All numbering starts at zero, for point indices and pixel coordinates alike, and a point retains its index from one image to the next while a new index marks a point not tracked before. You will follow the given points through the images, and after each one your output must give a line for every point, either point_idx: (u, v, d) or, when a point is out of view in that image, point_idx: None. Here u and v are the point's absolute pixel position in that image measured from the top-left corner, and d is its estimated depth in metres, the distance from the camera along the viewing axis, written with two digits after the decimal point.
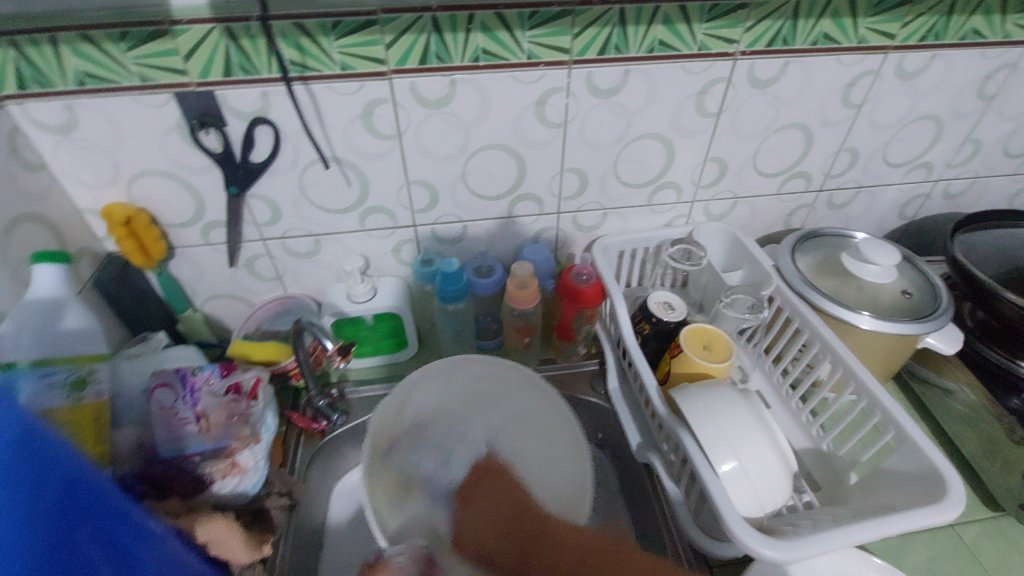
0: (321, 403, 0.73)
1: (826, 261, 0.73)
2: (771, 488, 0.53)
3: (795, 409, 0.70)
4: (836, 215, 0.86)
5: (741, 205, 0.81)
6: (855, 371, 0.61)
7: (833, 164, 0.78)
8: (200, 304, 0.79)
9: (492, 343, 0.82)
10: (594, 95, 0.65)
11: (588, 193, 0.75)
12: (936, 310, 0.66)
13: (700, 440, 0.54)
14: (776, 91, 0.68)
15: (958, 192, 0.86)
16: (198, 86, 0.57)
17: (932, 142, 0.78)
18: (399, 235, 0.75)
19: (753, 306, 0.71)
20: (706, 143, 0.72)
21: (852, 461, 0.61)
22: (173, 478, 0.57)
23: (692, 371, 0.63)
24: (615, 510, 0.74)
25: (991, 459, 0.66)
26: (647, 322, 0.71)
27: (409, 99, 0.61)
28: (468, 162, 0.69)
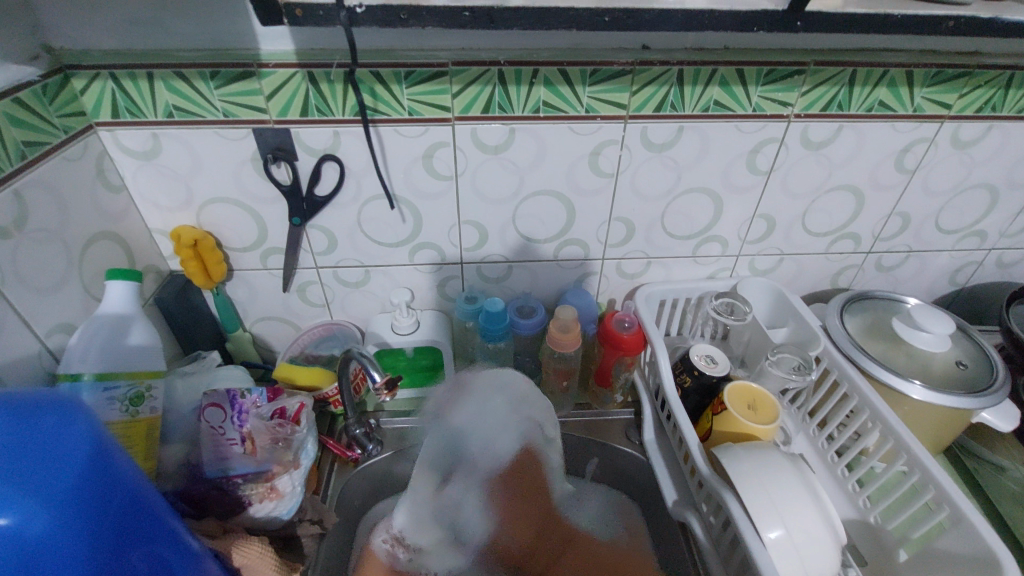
0: (357, 431, 0.73)
1: (875, 324, 0.72)
2: (821, 562, 0.51)
3: (842, 479, 0.66)
4: (885, 277, 0.85)
5: (787, 262, 0.81)
6: (908, 444, 0.59)
7: (883, 227, 0.78)
8: (250, 325, 0.81)
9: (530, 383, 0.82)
10: (647, 149, 0.66)
11: (634, 242, 0.76)
12: (991, 385, 0.63)
13: (745, 504, 0.52)
14: (829, 154, 0.69)
15: (1012, 261, 0.84)
16: (276, 123, 0.61)
17: (987, 211, 0.77)
18: (445, 271, 0.77)
19: (800, 367, 0.69)
20: (755, 199, 0.73)
21: (902, 536, 0.58)
22: (214, 499, 0.58)
23: (737, 430, 0.61)
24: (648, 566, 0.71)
25: None
26: (689, 375, 0.70)
27: (470, 144, 0.64)
28: (520, 206, 0.71)
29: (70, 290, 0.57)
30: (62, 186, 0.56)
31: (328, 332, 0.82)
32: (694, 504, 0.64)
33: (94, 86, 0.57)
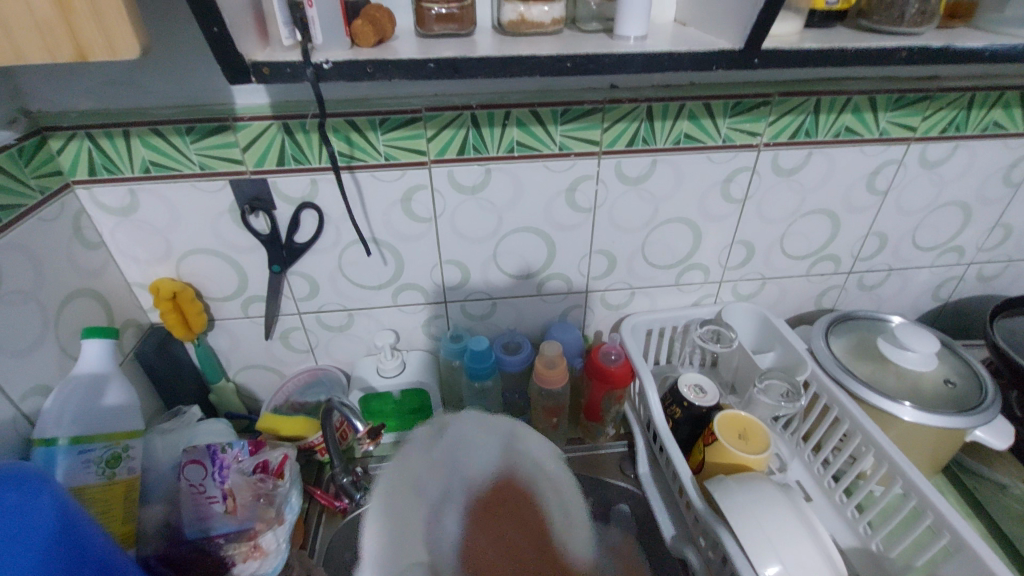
0: (344, 480, 0.70)
1: (860, 345, 0.72)
2: None
3: (841, 505, 0.65)
4: (869, 296, 0.85)
5: (770, 285, 0.81)
6: (902, 468, 0.58)
7: (861, 247, 0.78)
8: (233, 374, 0.80)
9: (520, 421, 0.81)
10: (622, 182, 0.67)
11: (617, 273, 0.76)
12: (981, 402, 0.63)
13: (742, 542, 0.50)
14: (801, 179, 0.70)
15: (993, 274, 0.85)
16: (253, 174, 0.61)
17: (962, 227, 0.78)
18: (429, 311, 0.77)
19: (789, 394, 0.69)
20: (733, 226, 0.73)
21: (905, 564, 0.57)
22: (195, 561, 0.56)
23: (728, 462, 0.60)
24: None
25: None
26: (678, 406, 0.69)
27: (446, 186, 0.65)
28: (500, 243, 0.71)
29: (45, 351, 0.56)
30: (39, 248, 0.56)
31: (314, 378, 0.80)
32: (693, 539, 0.62)
33: (71, 146, 0.58)
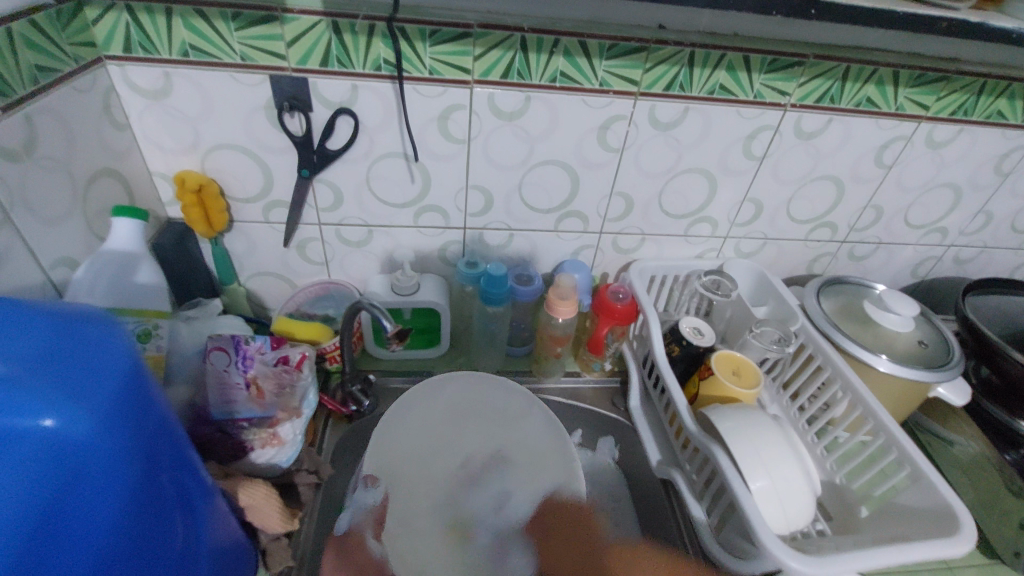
0: (354, 387, 0.73)
1: (847, 306, 0.78)
2: (797, 505, 0.54)
3: (812, 444, 0.72)
4: (855, 266, 0.91)
5: (770, 246, 0.86)
6: (874, 411, 0.64)
7: (857, 219, 0.84)
8: (244, 279, 0.81)
9: (522, 350, 0.84)
10: (653, 127, 0.69)
11: (632, 217, 0.79)
12: (948, 362, 0.70)
13: (733, 456, 0.55)
14: (817, 144, 0.74)
15: (967, 258, 0.92)
16: (294, 71, 0.61)
17: (950, 209, 0.84)
18: (448, 235, 0.79)
19: (780, 340, 0.74)
20: (747, 183, 0.77)
21: (865, 495, 0.63)
22: (218, 442, 0.58)
23: (719, 393, 0.65)
24: None
25: (987, 512, 0.69)
26: (677, 344, 0.73)
27: (485, 108, 0.66)
28: (527, 174, 0.73)
29: (74, 225, 0.55)
30: (73, 118, 0.54)
31: (325, 291, 0.82)
32: (678, 464, 0.68)
33: (109, 17, 0.56)
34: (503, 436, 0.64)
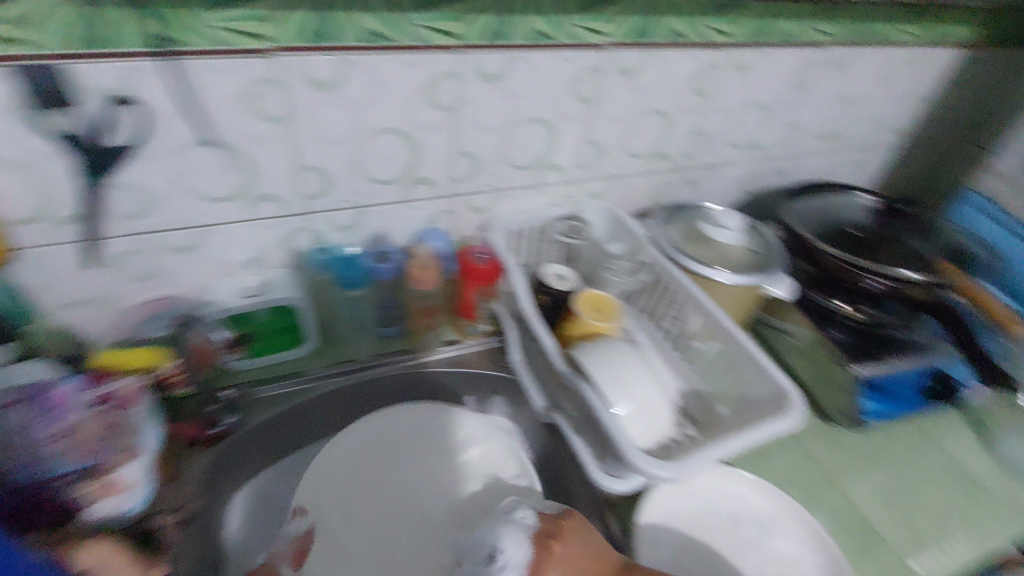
0: (212, 406, 0.67)
1: (689, 229, 0.83)
2: (659, 419, 0.59)
3: (672, 360, 0.78)
4: (694, 191, 0.98)
5: (617, 184, 0.90)
6: (719, 321, 0.71)
7: (688, 147, 0.90)
8: (47, 316, 0.68)
9: (397, 329, 0.81)
10: (481, 80, 0.67)
11: (480, 176, 0.78)
12: (774, 263, 0.78)
13: (598, 389, 0.58)
14: (640, 80, 0.77)
15: (783, 169, 1.03)
16: (39, 59, 0.50)
17: (762, 127, 0.93)
18: (289, 225, 0.71)
19: (633, 270, 0.84)
20: (584, 126, 0.79)
21: (722, 393, 0.71)
22: (37, 508, 0.50)
23: (584, 331, 0.68)
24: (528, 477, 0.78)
25: (823, 385, 0.78)
26: (543, 294, 0.75)
27: (295, 79, 0.59)
28: (360, 146, 0.68)
29: None
30: None
31: (157, 311, 0.71)
32: (560, 405, 0.70)
33: None
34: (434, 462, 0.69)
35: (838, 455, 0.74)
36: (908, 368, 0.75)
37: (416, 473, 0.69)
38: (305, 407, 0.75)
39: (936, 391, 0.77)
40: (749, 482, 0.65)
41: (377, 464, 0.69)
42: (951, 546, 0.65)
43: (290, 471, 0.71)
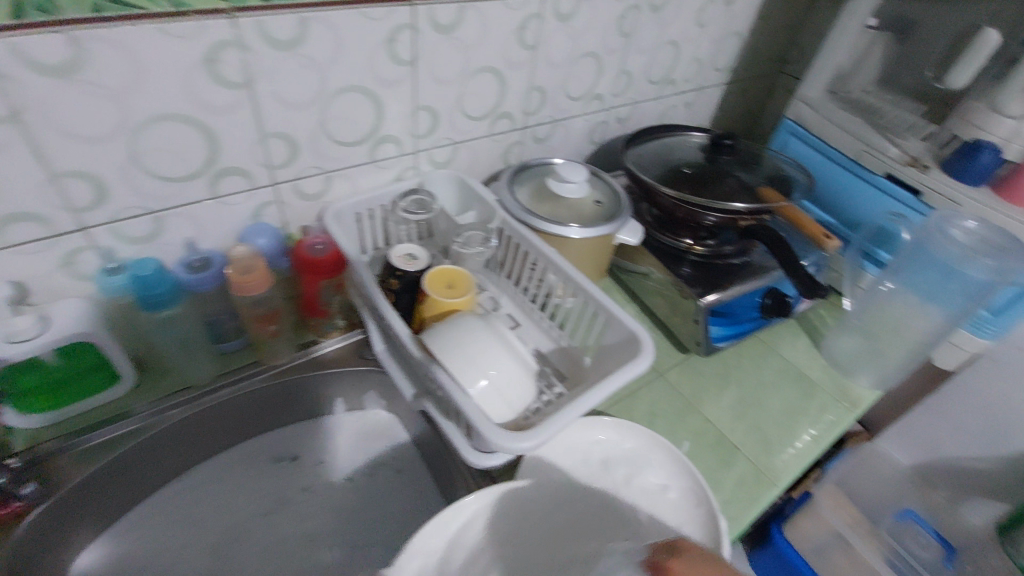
0: (3, 479, 0.56)
1: (538, 188, 0.82)
2: (518, 389, 0.57)
3: (540, 321, 0.78)
4: (543, 147, 0.97)
5: (461, 150, 0.85)
6: (571, 275, 0.70)
7: (527, 103, 0.87)
8: None
9: (237, 343, 0.73)
10: (273, 48, 0.58)
11: (302, 158, 0.69)
12: (620, 210, 0.80)
13: (451, 371, 0.55)
14: (461, 36, 0.72)
15: (625, 116, 1.05)
16: None
17: (597, 76, 0.93)
18: (67, 244, 0.59)
19: (484, 239, 0.77)
20: (410, 92, 0.73)
21: (584, 346, 0.72)
22: None
23: (440, 312, 0.64)
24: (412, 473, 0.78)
25: (677, 319, 0.82)
26: (393, 277, 0.70)
27: (13, 66, 0.47)
28: (136, 140, 0.56)
29: None
30: None
31: None
32: (429, 391, 0.67)
33: None
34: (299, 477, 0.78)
35: (697, 381, 0.79)
36: (746, 290, 0.80)
37: (334, 509, 0.76)
38: (140, 449, 0.66)
39: (768, 306, 0.82)
40: (607, 426, 0.67)
41: (240, 480, 0.76)
42: (793, 441, 0.73)
43: (149, 513, 0.71)
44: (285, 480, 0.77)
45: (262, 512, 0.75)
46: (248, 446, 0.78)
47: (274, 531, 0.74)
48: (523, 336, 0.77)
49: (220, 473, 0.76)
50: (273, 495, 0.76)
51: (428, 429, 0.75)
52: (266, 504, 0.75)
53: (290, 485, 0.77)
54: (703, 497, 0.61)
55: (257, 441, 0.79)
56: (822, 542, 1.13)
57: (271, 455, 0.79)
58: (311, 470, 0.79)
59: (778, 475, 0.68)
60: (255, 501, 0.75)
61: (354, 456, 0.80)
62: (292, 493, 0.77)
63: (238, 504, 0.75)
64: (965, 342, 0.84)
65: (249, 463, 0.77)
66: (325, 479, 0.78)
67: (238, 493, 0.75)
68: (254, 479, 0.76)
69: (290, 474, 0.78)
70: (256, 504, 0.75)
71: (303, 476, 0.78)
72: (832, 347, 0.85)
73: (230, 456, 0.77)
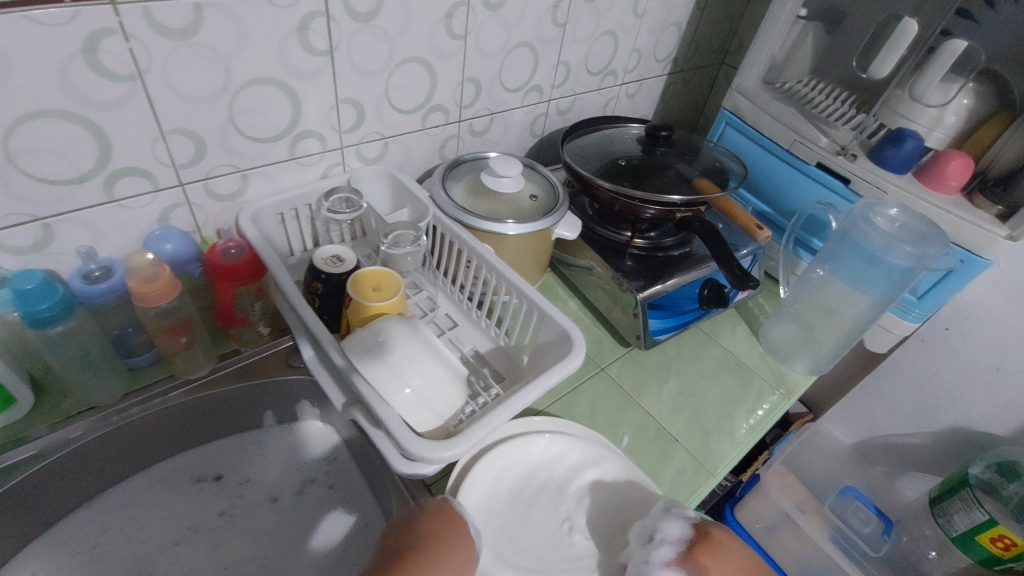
0: None
1: (472, 184, 0.80)
2: (442, 395, 0.55)
3: (478, 319, 0.75)
4: (481, 141, 0.95)
5: (393, 145, 0.82)
6: (504, 273, 0.68)
7: (461, 95, 0.84)
8: None
9: (147, 357, 0.68)
10: (164, 36, 0.54)
11: (211, 156, 0.65)
12: (556, 204, 0.78)
13: (371, 380, 0.53)
14: (382, 25, 0.68)
15: (566, 108, 1.03)
16: None
17: (534, 67, 0.91)
18: None
19: (415, 238, 0.73)
20: (330, 84, 0.69)
21: (521, 344, 0.70)
22: None
23: (365, 316, 0.61)
24: (343, 498, 0.77)
25: (618, 312, 0.82)
26: (317, 281, 0.66)
27: None
28: (8, 139, 0.51)
29: None
30: None
31: None
32: (357, 399, 0.64)
33: None
34: (224, 500, 0.75)
35: (638, 374, 0.79)
36: (684, 282, 0.80)
37: (253, 532, 0.74)
38: (42, 477, 0.61)
39: (706, 297, 0.80)
40: (540, 428, 0.66)
41: (156, 498, 0.72)
42: (730, 430, 0.73)
43: (55, 535, 0.66)
44: (202, 504, 0.74)
45: (176, 535, 0.72)
46: (169, 466, 0.74)
47: (186, 559, 0.71)
48: (459, 336, 0.74)
49: (135, 491, 0.72)
50: (189, 518, 0.73)
51: (363, 437, 0.72)
52: (183, 527, 0.73)
53: (206, 509, 0.74)
54: None
55: (179, 460, 0.74)
56: (772, 522, 1.15)
57: (194, 475, 0.75)
58: (232, 491, 0.76)
59: (716, 465, 0.69)
60: (170, 525, 0.72)
61: (285, 478, 0.78)
62: (208, 517, 0.74)
63: (151, 526, 0.72)
64: (895, 325, 0.86)
65: (167, 485, 0.73)
66: (246, 500, 0.76)
67: (152, 515, 0.72)
68: (172, 499, 0.73)
69: (209, 497, 0.75)
70: (171, 527, 0.72)
71: (229, 495, 0.75)
72: (769, 335, 0.86)
73: (152, 475, 0.73)
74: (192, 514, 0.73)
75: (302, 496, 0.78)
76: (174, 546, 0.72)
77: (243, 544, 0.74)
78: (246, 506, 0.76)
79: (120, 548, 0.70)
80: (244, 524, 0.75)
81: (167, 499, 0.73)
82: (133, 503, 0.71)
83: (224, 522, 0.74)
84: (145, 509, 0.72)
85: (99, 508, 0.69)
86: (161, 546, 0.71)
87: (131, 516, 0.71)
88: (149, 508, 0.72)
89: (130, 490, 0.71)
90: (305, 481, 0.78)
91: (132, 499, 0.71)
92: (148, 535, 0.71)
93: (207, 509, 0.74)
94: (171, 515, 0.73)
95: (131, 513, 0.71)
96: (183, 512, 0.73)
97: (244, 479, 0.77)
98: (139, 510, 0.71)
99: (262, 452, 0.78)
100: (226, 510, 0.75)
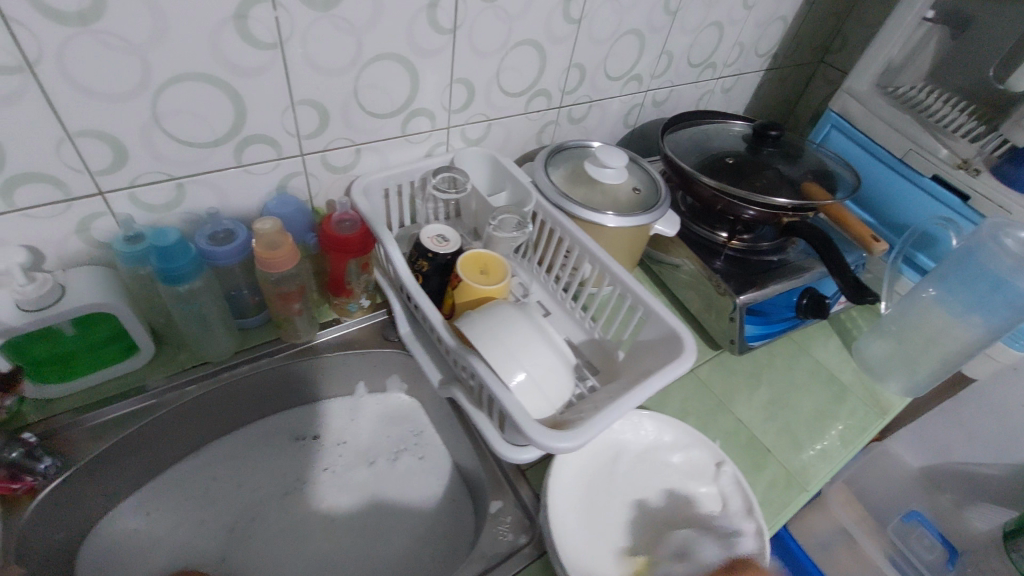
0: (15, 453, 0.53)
1: (573, 172, 0.79)
2: (555, 383, 0.55)
3: (572, 310, 0.75)
4: (577, 129, 0.93)
5: (495, 127, 0.82)
6: (608, 265, 0.67)
7: (566, 81, 0.83)
8: None
9: (257, 318, 0.71)
10: (308, 7, 0.54)
11: (332, 128, 0.66)
12: (658, 199, 0.76)
13: (488, 361, 0.53)
14: (504, 5, 0.67)
15: (662, 100, 1.01)
16: None
17: (639, 55, 0.88)
18: (83, 209, 0.56)
19: (520, 224, 0.73)
20: (448, 62, 0.68)
21: (619, 339, 0.70)
22: None
23: (473, 297, 0.62)
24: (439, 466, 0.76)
25: (710, 313, 0.80)
26: (423, 259, 0.67)
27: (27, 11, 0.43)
28: (157, 101, 0.53)
29: None
30: None
31: None
32: (458, 378, 0.65)
33: None
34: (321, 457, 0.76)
35: (727, 377, 0.78)
36: (784, 289, 0.77)
37: (352, 493, 0.74)
38: (158, 425, 0.64)
39: (805, 306, 0.78)
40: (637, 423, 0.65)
41: (257, 453, 0.74)
42: (824, 444, 0.72)
43: (166, 481, 0.69)
44: (302, 462, 0.75)
45: (282, 486, 0.73)
46: (266, 425, 0.76)
47: (290, 513, 0.71)
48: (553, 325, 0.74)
49: (236, 448, 0.74)
50: (291, 473, 0.74)
51: (453, 415, 0.73)
52: (287, 480, 0.74)
53: (308, 465, 0.75)
54: (741, 490, 0.60)
55: (275, 421, 0.77)
56: (830, 538, 1.13)
57: (290, 435, 0.77)
58: (331, 451, 0.76)
59: (808, 479, 0.67)
60: (275, 479, 0.73)
61: (382, 440, 0.78)
62: (310, 473, 0.74)
63: (256, 479, 0.73)
64: (999, 352, 0.82)
65: (267, 442, 0.75)
66: (345, 459, 0.76)
67: (255, 469, 0.73)
68: (275, 455, 0.75)
69: (308, 455, 0.76)
70: (276, 480, 0.73)
71: (327, 455, 0.76)
72: (864, 351, 0.83)
73: (248, 433, 0.75)
74: (293, 469, 0.74)
75: (402, 459, 0.77)
76: (280, 497, 0.72)
77: (345, 499, 0.73)
78: (344, 466, 0.76)
79: (230, 496, 0.71)
80: (347, 480, 0.75)
81: (267, 456, 0.75)
82: (235, 458, 0.74)
83: (325, 478, 0.75)
84: (247, 464, 0.73)
85: (205, 459, 0.72)
86: (265, 496, 0.72)
87: (233, 470, 0.73)
88: (251, 463, 0.74)
89: (231, 447, 0.74)
90: (400, 450, 0.78)
91: (235, 454, 0.74)
92: (256, 486, 0.72)
93: (308, 464, 0.75)
94: (273, 469, 0.74)
95: (235, 467, 0.73)
96: (284, 468, 0.74)
97: (340, 440, 0.78)
98: (243, 464, 0.73)
99: (354, 412, 0.80)
100: (327, 468, 0.75)
